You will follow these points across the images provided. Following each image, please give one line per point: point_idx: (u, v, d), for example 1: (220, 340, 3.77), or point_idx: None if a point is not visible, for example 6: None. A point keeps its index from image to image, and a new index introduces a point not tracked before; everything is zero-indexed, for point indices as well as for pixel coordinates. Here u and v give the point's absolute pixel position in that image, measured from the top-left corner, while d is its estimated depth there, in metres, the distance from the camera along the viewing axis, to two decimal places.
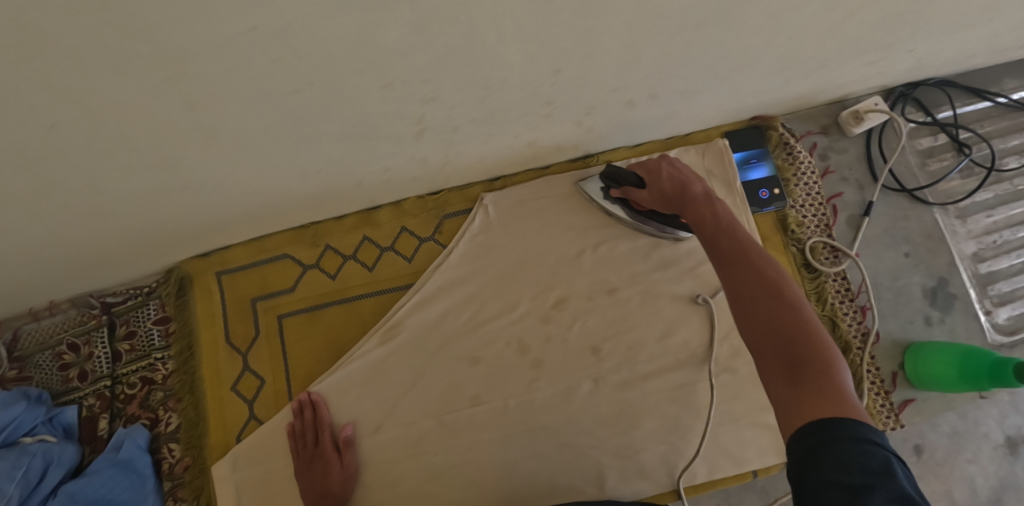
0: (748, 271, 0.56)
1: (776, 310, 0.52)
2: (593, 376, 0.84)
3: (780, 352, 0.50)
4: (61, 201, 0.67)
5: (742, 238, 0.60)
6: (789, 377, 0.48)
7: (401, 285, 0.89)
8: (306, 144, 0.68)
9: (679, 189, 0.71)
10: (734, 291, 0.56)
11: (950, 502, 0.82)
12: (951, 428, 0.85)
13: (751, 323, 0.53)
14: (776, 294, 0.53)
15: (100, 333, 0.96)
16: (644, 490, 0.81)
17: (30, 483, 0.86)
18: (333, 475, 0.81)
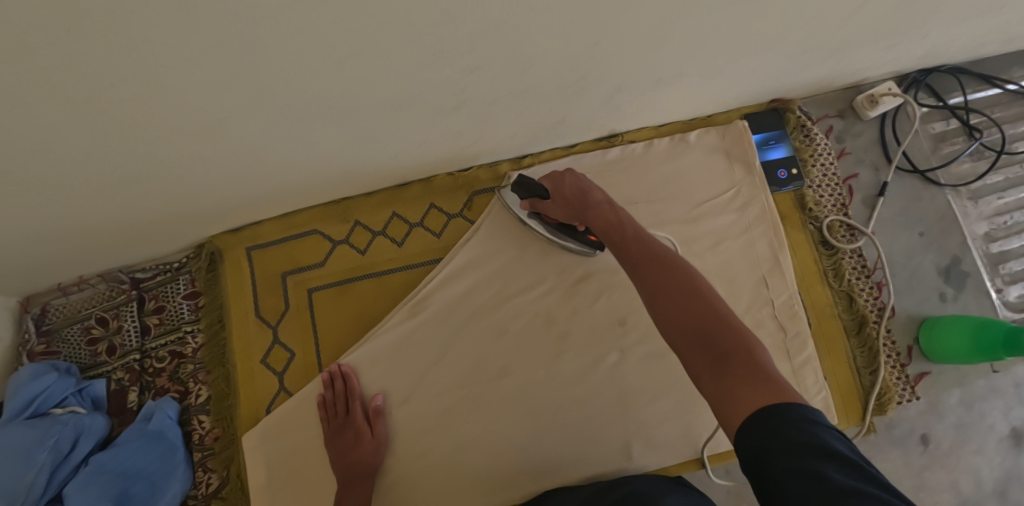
0: (661, 279, 0.61)
1: (690, 308, 0.56)
2: (619, 348, 0.86)
3: (700, 345, 0.53)
4: (109, 168, 0.69)
5: (653, 252, 0.65)
6: (713, 364, 0.51)
7: (430, 260, 0.92)
8: (349, 115, 0.70)
9: (581, 197, 0.77)
10: (651, 300, 0.60)
11: (955, 493, 0.85)
12: (956, 420, 0.88)
13: (670, 324, 0.56)
14: (688, 294, 0.57)
15: (129, 307, 0.97)
16: (670, 458, 0.83)
17: (62, 452, 0.87)
18: (364, 445, 0.83)
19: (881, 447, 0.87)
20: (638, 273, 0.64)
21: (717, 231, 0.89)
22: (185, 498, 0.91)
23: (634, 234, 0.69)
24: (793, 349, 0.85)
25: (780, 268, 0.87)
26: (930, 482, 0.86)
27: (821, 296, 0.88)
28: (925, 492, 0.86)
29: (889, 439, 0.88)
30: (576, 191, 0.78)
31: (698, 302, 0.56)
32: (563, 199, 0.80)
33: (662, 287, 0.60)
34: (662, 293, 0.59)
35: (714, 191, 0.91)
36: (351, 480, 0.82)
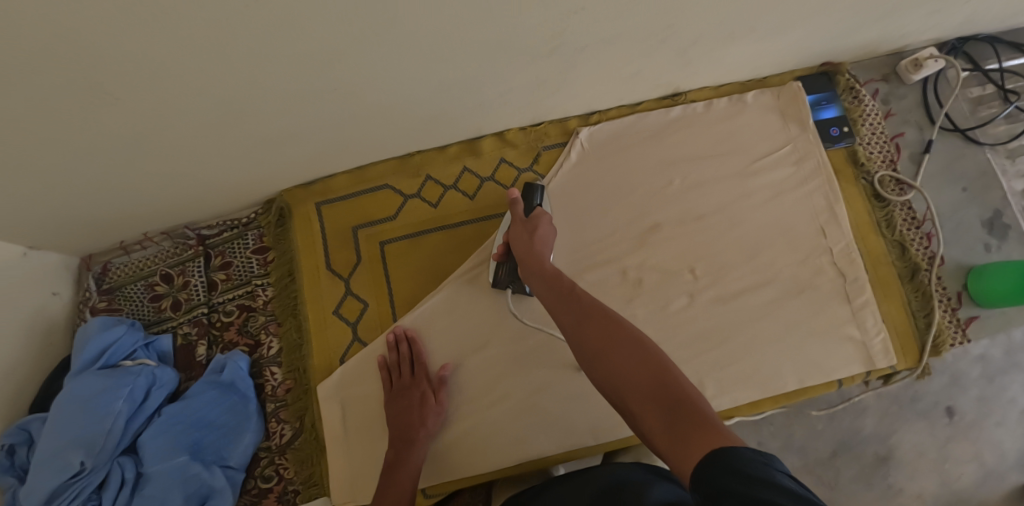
0: (601, 336, 0.60)
1: (635, 360, 0.56)
2: (688, 293, 0.89)
3: (648, 403, 0.52)
4: (212, 106, 0.71)
5: (592, 306, 0.65)
6: (663, 420, 0.50)
7: (501, 212, 0.94)
8: (451, 58, 0.72)
9: (543, 244, 0.79)
10: (592, 360, 0.59)
11: (979, 463, 0.98)
12: (979, 395, 1.01)
13: (616, 383, 0.56)
14: (630, 351, 0.57)
15: (196, 262, 0.98)
16: (742, 397, 0.86)
17: (136, 401, 0.86)
18: (429, 408, 0.84)
19: (907, 419, 1.00)
20: (574, 331, 0.63)
21: (775, 184, 0.94)
22: (257, 450, 0.91)
23: (572, 288, 0.69)
24: (853, 292, 0.89)
25: (837, 219, 0.92)
26: (955, 453, 0.98)
27: (876, 245, 0.93)
28: (950, 463, 0.98)
29: (915, 411, 1.01)
30: (539, 233, 0.80)
31: (641, 359, 0.56)
32: (527, 233, 0.80)
33: (604, 345, 0.59)
34: (605, 351, 0.58)
35: (771, 146, 0.95)
36: (411, 440, 0.81)
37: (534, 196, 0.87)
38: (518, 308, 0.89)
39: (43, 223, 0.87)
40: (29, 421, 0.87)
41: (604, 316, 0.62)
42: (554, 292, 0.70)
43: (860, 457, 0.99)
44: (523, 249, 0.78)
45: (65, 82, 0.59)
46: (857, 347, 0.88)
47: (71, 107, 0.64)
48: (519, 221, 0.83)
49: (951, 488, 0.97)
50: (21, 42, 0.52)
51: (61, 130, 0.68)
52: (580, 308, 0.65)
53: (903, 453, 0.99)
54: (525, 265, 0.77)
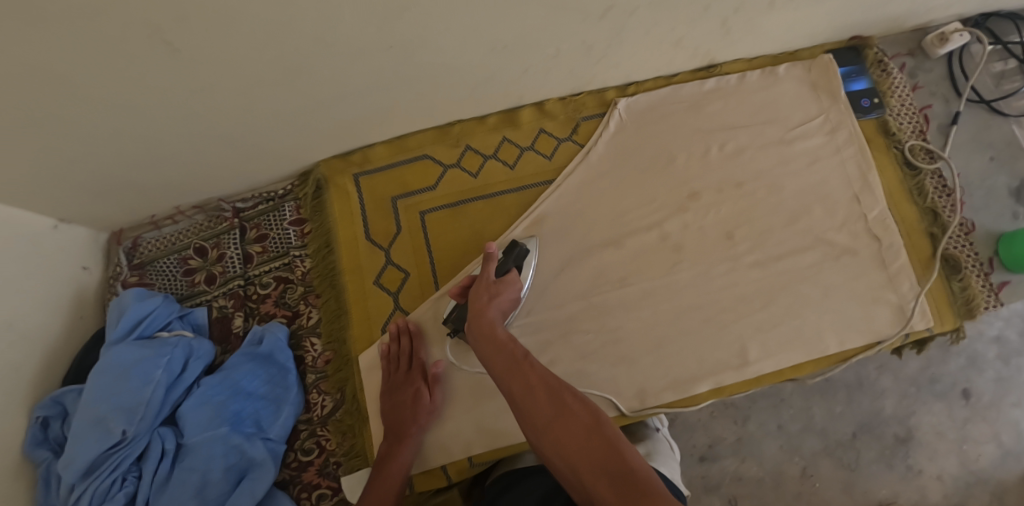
0: (551, 403, 0.56)
1: (583, 432, 0.53)
2: (729, 258, 0.90)
3: (600, 474, 0.50)
4: (268, 58, 0.70)
5: (533, 369, 0.61)
6: (616, 495, 0.47)
7: (542, 181, 0.95)
8: (513, 14, 0.72)
9: (497, 312, 0.75)
10: (541, 429, 0.55)
11: (998, 442, 1.01)
12: (995, 374, 1.04)
13: (569, 454, 0.53)
14: (582, 420, 0.54)
15: (231, 235, 0.98)
16: (786, 361, 0.86)
17: (174, 372, 0.85)
18: (422, 403, 0.83)
19: (925, 400, 1.04)
20: (520, 397, 0.58)
21: (810, 152, 0.95)
22: (297, 422, 0.90)
23: (518, 349, 0.64)
24: (888, 258, 0.91)
25: (871, 186, 0.93)
26: (973, 434, 1.02)
27: (909, 212, 0.94)
28: (969, 444, 1.01)
29: (933, 393, 1.04)
30: (498, 299, 0.76)
31: (592, 433, 0.53)
32: (486, 296, 0.76)
33: (553, 413, 0.56)
34: (555, 419, 0.55)
35: (805, 116, 0.97)
36: (407, 433, 0.82)
37: (513, 258, 0.83)
38: (458, 357, 0.87)
39: (82, 186, 0.86)
40: (63, 394, 0.84)
41: (552, 382, 0.58)
42: (500, 353, 0.64)
43: (882, 437, 1.02)
44: (476, 310, 0.74)
45: (130, 19, 0.58)
46: (896, 311, 0.89)
47: (132, 52, 0.64)
48: (486, 279, 0.79)
49: (970, 468, 1.00)
50: None
51: (112, 77, 0.67)
52: (526, 371, 0.60)
53: (922, 434, 1.02)
54: (473, 323, 0.71)
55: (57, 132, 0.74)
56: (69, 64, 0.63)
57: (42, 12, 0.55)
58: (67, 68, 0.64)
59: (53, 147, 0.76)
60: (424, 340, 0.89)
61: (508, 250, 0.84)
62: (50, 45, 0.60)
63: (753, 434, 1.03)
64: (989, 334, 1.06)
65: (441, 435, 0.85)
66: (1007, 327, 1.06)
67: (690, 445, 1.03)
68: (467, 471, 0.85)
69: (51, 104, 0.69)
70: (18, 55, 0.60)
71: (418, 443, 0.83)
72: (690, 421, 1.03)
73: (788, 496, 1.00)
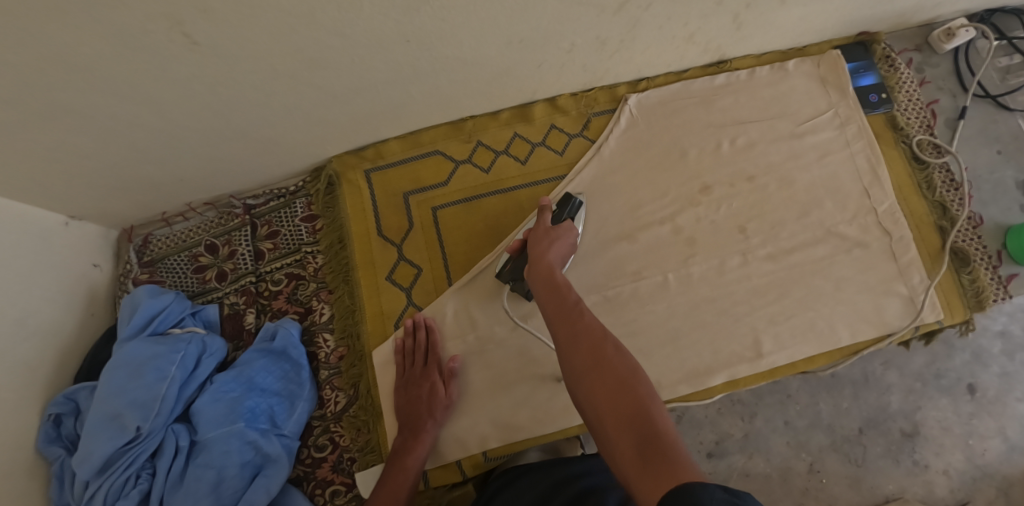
0: (591, 351, 0.55)
1: (616, 385, 0.51)
2: (741, 252, 0.92)
3: (624, 430, 0.49)
4: (289, 51, 0.71)
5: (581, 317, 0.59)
6: (637, 453, 0.47)
7: (554, 176, 0.96)
8: (532, 7, 0.74)
9: (558, 258, 0.73)
10: (577, 376, 0.55)
11: (1004, 436, 1.01)
12: (1000, 369, 1.05)
13: (597, 404, 0.51)
14: (616, 372, 0.52)
15: (243, 232, 0.98)
16: (798, 353, 0.88)
17: (188, 368, 0.85)
18: (438, 398, 0.84)
19: (932, 395, 1.04)
20: (564, 343, 0.58)
21: (818, 147, 0.97)
22: (310, 419, 0.90)
23: (570, 296, 0.63)
24: (898, 250, 0.91)
25: (880, 180, 0.95)
26: (980, 429, 1.02)
27: (918, 205, 0.95)
28: (975, 438, 1.02)
29: (938, 388, 1.05)
30: (557, 243, 0.74)
31: (624, 385, 0.51)
32: (547, 241, 0.74)
33: (591, 362, 0.54)
34: (593, 367, 0.54)
35: (814, 112, 0.99)
36: (422, 426, 0.82)
37: (568, 209, 0.85)
38: (481, 338, 0.89)
39: (98, 181, 0.86)
40: (76, 390, 0.84)
41: (597, 330, 0.57)
42: (553, 298, 0.64)
43: (889, 433, 1.03)
44: (538, 254, 0.72)
45: (153, 14, 0.59)
46: (906, 303, 0.90)
47: (152, 49, 0.65)
48: (542, 227, 0.78)
49: (976, 462, 1.01)
50: None
51: (133, 72, 0.68)
52: (572, 317, 0.59)
53: (928, 429, 1.03)
54: (531, 266, 0.70)
55: (77, 124, 0.74)
56: (94, 59, 0.65)
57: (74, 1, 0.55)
58: (92, 58, 0.64)
59: (73, 139, 0.76)
60: (440, 333, 0.89)
61: (562, 202, 0.87)
62: (77, 35, 0.60)
63: (760, 431, 1.03)
64: (994, 328, 1.07)
65: (458, 429, 0.85)
66: (1011, 322, 1.07)
67: (697, 442, 1.03)
68: (481, 465, 0.85)
69: (74, 100, 0.70)
70: (45, 43, 0.60)
71: (434, 436, 0.83)
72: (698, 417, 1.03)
73: (796, 492, 1.00)
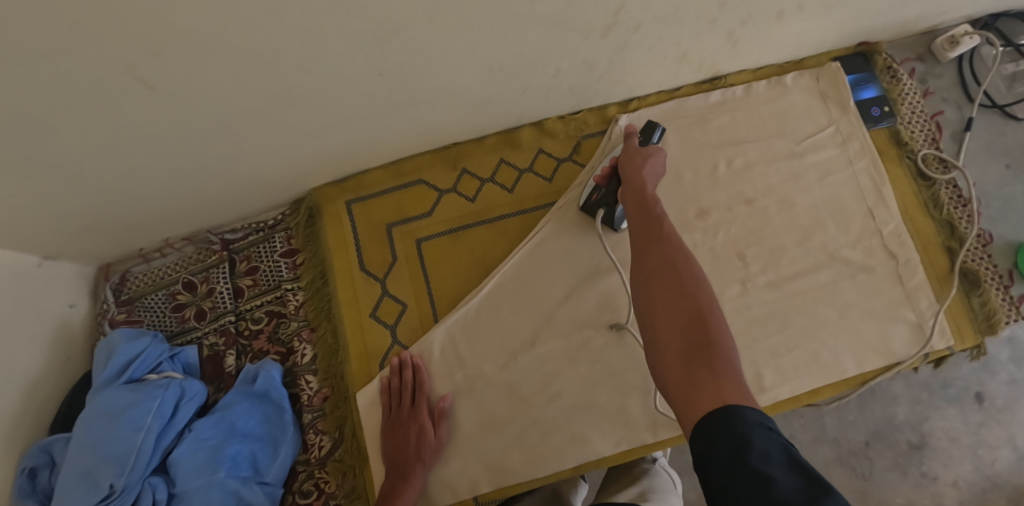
0: (662, 257, 0.53)
1: (677, 292, 0.50)
2: (741, 279, 0.88)
3: (676, 332, 0.47)
4: (257, 89, 0.68)
5: (658, 228, 0.57)
6: (682, 358, 0.45)
7: (543, 204, 0.93)
8: (513, 34, 0.70)
9: (653, 174, 0.70)
10: (640, 278, 0.53)
11: (1014, 447, 0.97)
12: (1009, 376, 1.01)
13: (654, 307, 0.50)
14: (679, 278, 0.50)
15: (220, 269, 0.94)
16: (802, 385, 0.84)
17: (165, 416, 0.81)
18: (426, 442, 0.80)
19: (938, 406, 1.00)
20: (638, 248, 0.56)
21: (819, 166, 0.93)
22: (294, 463, 0.86)
23: (653, 208, 0.60)
24: (905, 274, 0.88)
25: (884, 199, 0.91)
26: (988, 439, 0.98)
27: (924, 224, 0.91)
28: (983, 448, 0.98)
29: (945, 397, 1.01)
30: (651, 161, 0.71)
31: (687, 291, 0.50)
32: (640, 158, 0.71)
33: (659, 266, 0.52)
34: (658, 272, 0.52)
35: (814, 128, 0.94)
36: (411, 470, 0.79)
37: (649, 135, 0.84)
38: (473, 375, 0.85)
39: (69, 222, 0.82)
40: (51, 442, 0.81)
41: (672, 240, 0.54)
42: (637, 212, 0.61)
43: (895, 445, 0.99)
44: (631, 172, 0.70)
45: (102, 57, 0.56)
46: (914, 329, 0.86)
47: (107, 92, 0.61)
48: (631, 149, 0.75)
49: (985, 473, 0.97)
50: (71, 8, 0.49)
51: (89, 117, 0.64)
52: (650, 228, 0.57)
53: (937, 441, 0.99)
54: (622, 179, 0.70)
55: (38, 171, 0.70)
56: (46, 108, 0.61)
57: (25, 49, 0.52)
58: (49, 104, 0.60)
59: (40, 184, 0.73)
60: (427, 372, 0.85)
61: (643, 130, 0.85)
62: (33, 82, 0.56)
63: None
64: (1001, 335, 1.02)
65: (449, 471, 0.82)
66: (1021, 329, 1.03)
67: None
68: None
69: (33, 148, 0.66)
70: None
71: (423, 480, 0.80)
72: None
73: None
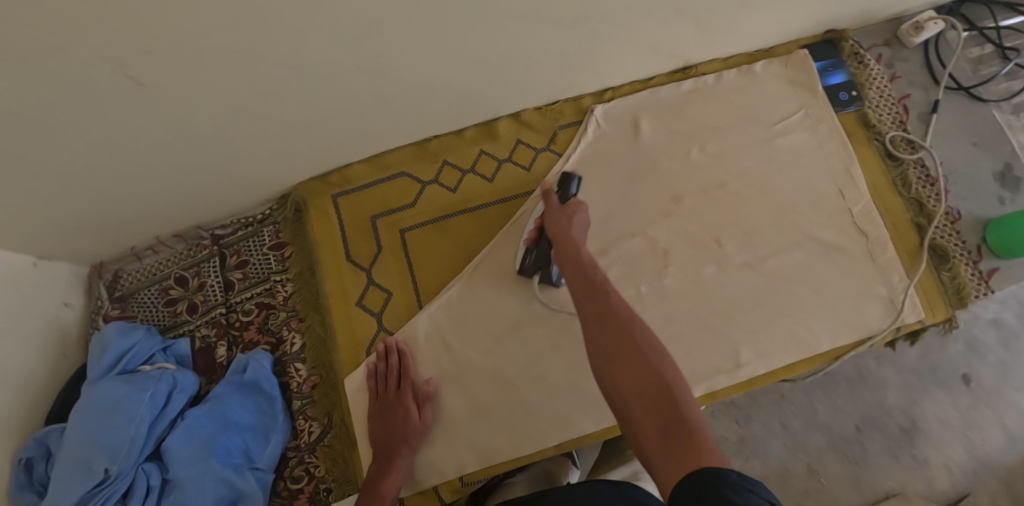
0: (619, 332, 0.55)
1: (641, 367, 0.51)
2: (716, 261, 0.90)
3: (649, 409, 0.48)
4: (241, 86, 0.71)
5: (612, 303, 0.59)
6: (660, 433, 0.46)
7: (522, 192, 0.95)
8: (483, 28, 0.73)
9: (579, 231, 0.75)
10: (602, 356, 0.54)
11: (1003, 427, 0.99)
12: (997, 359, 1.03)
13: (621, 384, 0.51)
14: (641, 352, 0.52)
15: (211, 263, 0.97)
16: (778, 362, 0.86)
17: (158, 406, 0.84)
18: (412, 423, 0.82)
19: (928, 390, 1.02)
20: (593, 322, 0.58)
21: (791, 150, 0.95)
22: (285, 450, 0.88)
23: (598, 278, 0.63)
24: (875, 251, 0.90)
25: (854, 180, 0.93)
26: (978, 420, 1.00)
27: (894, 203, 0.94)
28: (973, 430, 1.00)
29: (936, 382, 1.03)
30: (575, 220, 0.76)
31: (651, 364, 0.51)
32: (564, 217, 0.76)
33: (619, 342, 0.54)
34: (620, 348, 0.54)
35: (785, 113, 0.97)
36: (397, 453, 0.80)
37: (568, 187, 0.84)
38: (456, 359, 0.87)
39: (63, 221, 0.85)
40: (47, 433, 0.82)
41: (625, 315, 0.57)
42: (582, 281, 0.64)
43: (886, 429, 1.01)
44: (559, 231, 0.74)
45: (91, 57, 0.59)
46: (887, 304, 0.88)
47: (97, 91, 0.64)
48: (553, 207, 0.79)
49: (976, 454, 0.99)
50: (57, 9, 0.52)
51: (78, 115, 0.67)
52: (599, 301, 0.60)
53: (927, 425, 1.01)
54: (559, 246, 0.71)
55: (33, 170, 0.73)
56: (38, 108, 0.64)
57: (18, 51, 0.55)
58: (43, 103, 0.63)
59: (34, 183, 0.75)
60: (413, 357, 0.87)
61: (562, 181, 0.85)
62: (25, 82, 0.60)
63: (757, 434, 1.02)
64: (986, 317, 1.05)
65: (435, 451, 0.84)
66: (1004, 310, 1.05)
67: None
68: (460, 490, 0.84)
69: (26, 148, 0.69)
70: None
71: (409, 462, 0.82)
72: None
73: (796, 495, 0.98)
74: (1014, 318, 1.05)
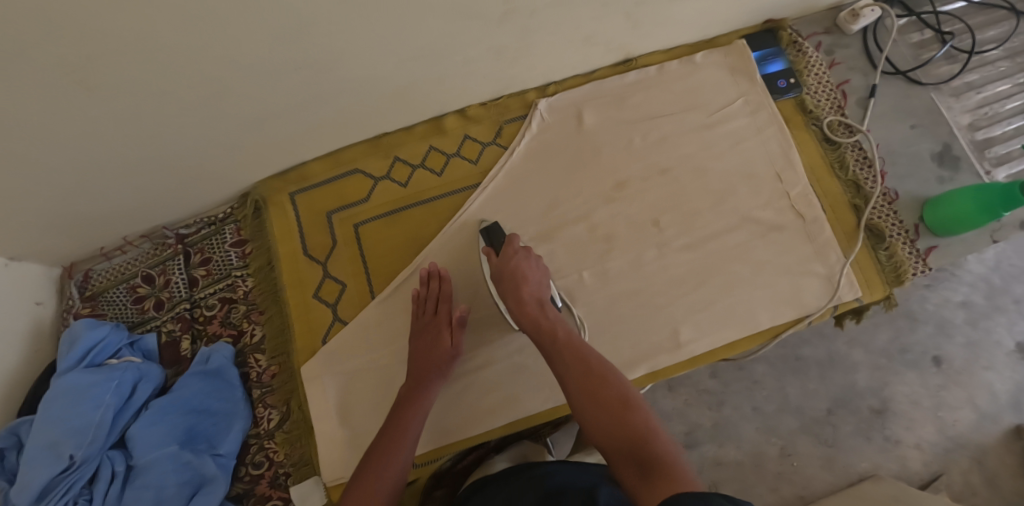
0: (593, 384, 0.65)
1: (614, 414, 0.62)
2: (657, 244, 0.94)
3: (626, 453, 0.58)
4: (190, 89, 0.75)
5: (582, 357, 0.69)
6: (637, 471, 0.56)
7: (470, 184, 0.99)
8: (417, 26, 0.77)
9: (533, 279, 0.81)
10: (582, 408, 0.64)
11: (973, 407, 1.01)
12: (966, 339, 1.05)
13: (601, 431, 0.61)
14: (615, 401, 0.63)
15: (176, 261, 1.01)
16: (720, 340, 0.89)
17: (124, 395, 0.88)
18: (442, 348, 0.83)
19: (898, 371, 1.04)
20: (569, 376, 0.68)
21: (731, 136, 0.98)
22: (246, 437, 0.92)
23: (564, 335, 0.73)
24: (814, 232, 0.93)
25: (792, 163, 0.96)
26: (948, 400, 1.02)
27: (830, 185, 0.96)
28: (944, 410, 1.02)
29: (904, 363, 1.04)
30: (529, 267, 0.82)
31: (627, 414, 0.61)
32: (511, 278, 0.80)
33: (594, 394, 0.64)
34: (597, 399, 0.64)
35: (725, 101, 1.00)
36: (425, 379, 0.82)
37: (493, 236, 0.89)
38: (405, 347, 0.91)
39: (31, 224, 0.90)
40: (19, 424, 0.87)
41: (597, 367, 0.67)
42: (549, 337, 0.73)
43: (857, 411, 1.02)
44: (509, 290, 0.80)
45: (40, 65, 0.63)
46: (826, 281, 0.91)
47: (49, 96, 0.69)
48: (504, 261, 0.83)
49: (947, 434, 1.01)
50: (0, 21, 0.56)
51: (33, 121, 0.71)
52: (568, 358, 0.69)
53: (898, 405, 1.02)
54: (518, 310, 0.78)
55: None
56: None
57: None
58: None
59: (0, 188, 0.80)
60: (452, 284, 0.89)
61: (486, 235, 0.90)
62: None
63: (729, 419, 1.02)
64: (955, 300, 1.06)
65: None
66: (973, 292, 1.07)
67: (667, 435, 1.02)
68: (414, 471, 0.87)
69: None
70: None
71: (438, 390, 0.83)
72: (665, 410, 1.02)
73: (767, 477, 1.00)
74: (982, 299, 1.06)
